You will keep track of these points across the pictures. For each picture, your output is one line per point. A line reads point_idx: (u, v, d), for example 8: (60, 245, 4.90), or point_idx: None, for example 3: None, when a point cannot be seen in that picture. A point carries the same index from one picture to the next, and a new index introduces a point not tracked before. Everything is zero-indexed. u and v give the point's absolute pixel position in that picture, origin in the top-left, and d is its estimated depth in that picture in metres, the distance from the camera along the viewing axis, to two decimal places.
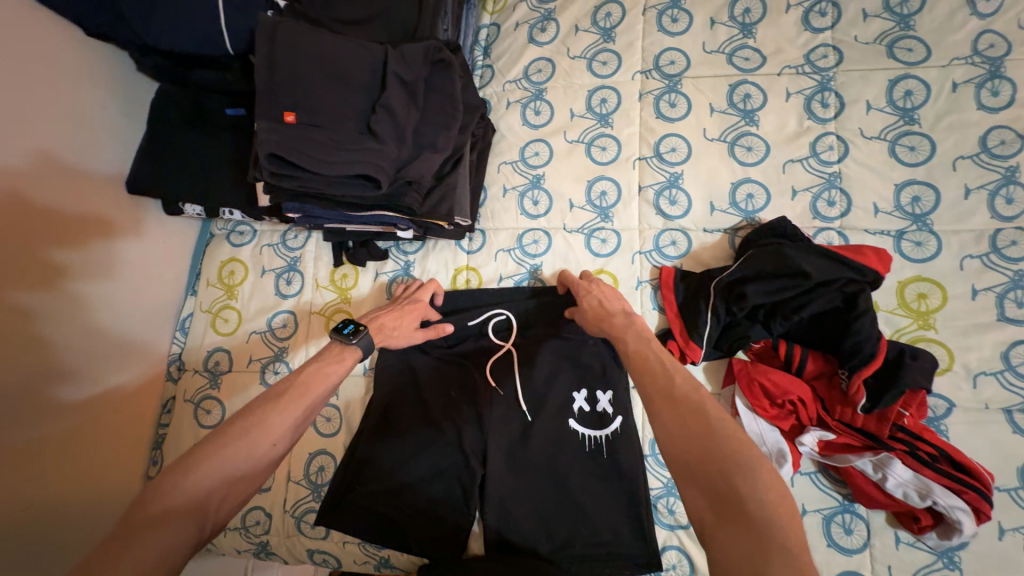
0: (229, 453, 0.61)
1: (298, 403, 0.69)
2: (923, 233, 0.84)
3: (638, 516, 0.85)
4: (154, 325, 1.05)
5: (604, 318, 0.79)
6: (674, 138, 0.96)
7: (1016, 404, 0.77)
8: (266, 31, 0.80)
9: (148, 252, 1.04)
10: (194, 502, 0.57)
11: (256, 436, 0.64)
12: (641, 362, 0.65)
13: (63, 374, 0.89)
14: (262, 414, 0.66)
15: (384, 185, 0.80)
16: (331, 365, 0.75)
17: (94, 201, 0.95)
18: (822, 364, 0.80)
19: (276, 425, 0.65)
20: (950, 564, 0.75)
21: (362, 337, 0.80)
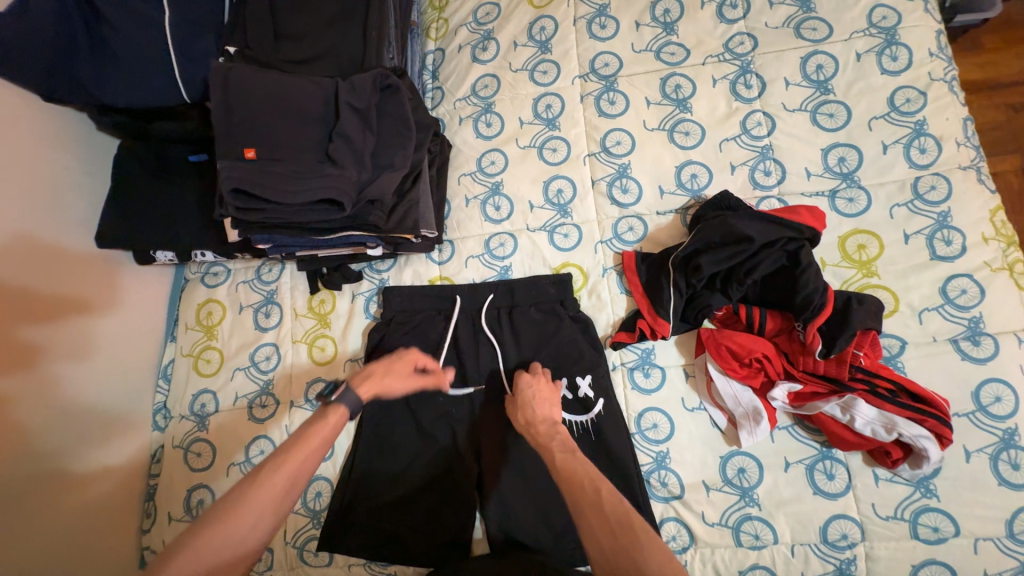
0: (207, 540, 0.61)
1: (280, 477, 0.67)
2: (854, 189, 0.91)
3: (633, 493, 0.87)
4: (135, 378, 1.05)
5: (531, 420, 0.81)
6: (617, 132, 1.02)
7: (961, 334, 0.83)
8: (219, 76, 0.84)
9: (119, 306, 1.04)
10: None
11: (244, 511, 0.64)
12: (571, 470, 0.68)
13: (37, 446, 0.87)
14: (239, 495, 0.65)
15: (347, 207, 0.84)
16: (315, 426, 0.73)
17: (62, 270, 0.95)
18: (780, 321, 0.85)
19: (265, 497, 0.65)
20: (927, 492, 0.79)
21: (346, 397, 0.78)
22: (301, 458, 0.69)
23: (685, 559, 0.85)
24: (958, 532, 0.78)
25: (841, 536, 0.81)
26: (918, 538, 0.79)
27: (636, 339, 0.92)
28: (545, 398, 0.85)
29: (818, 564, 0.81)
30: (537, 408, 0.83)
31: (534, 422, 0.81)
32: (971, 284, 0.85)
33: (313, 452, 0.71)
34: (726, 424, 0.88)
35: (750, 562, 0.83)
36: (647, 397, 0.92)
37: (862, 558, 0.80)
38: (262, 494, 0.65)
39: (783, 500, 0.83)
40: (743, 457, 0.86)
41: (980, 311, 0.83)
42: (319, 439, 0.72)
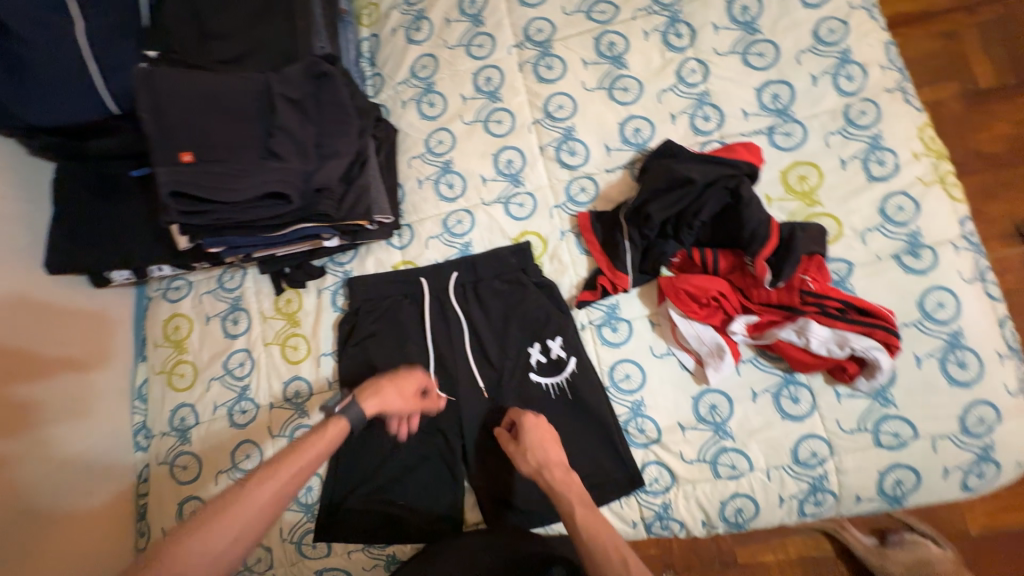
0: (201, 537, 0.63)
1: (278, 479, 0.69)
2: (790, 124, 0.94)
3: (614, 441, 0.89)
4: (112, 409, 1.04)
5: (546, 465, 0.80)
6: (559, 96, 1.03)
7: (902, 249, 0.87)
8: (142, 80, 0.81)
9: (83, 339, 1.02)
10: None
11: (224, 525, 0.65)
12: (595, 534, 0.71)
13: (25, 494, 0.87)
14: (234, 497, 0.67)
15: (294, 199, 0.83)
16: (309, 443, 0.74)
17: (33, 315, 0.95)
18: (732, 258, 0.87)
19: (244, 519, 0.66)
20: (885, 402, 0.83)
21: (350, 411, 0.78)
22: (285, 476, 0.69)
23: (669, 497, 0.89)
24: (917, 434, 0.82)
25: (811, 454, 0.84)
26: (882, 446, 0.83)
27: (599, 296, 0.94)
28: (545, 435, 0.83)
29: (793, 484, 0.85)
30: (542, 450, 0.81)
31: (544, 465, 0.80)
32: (907, 201, 0.88)
33: (305, 457, 0.72)
34: (695, 365, 0.91)
35: (730, 492, 0.86)
36: (617, 350, 0.94)
37: (832, 472, 0.84)
38: (244, 506, 0.66)
39: (754, 428, 0.87)
40: (714, 394, 0.89)
41: (916, 225, 0.87)
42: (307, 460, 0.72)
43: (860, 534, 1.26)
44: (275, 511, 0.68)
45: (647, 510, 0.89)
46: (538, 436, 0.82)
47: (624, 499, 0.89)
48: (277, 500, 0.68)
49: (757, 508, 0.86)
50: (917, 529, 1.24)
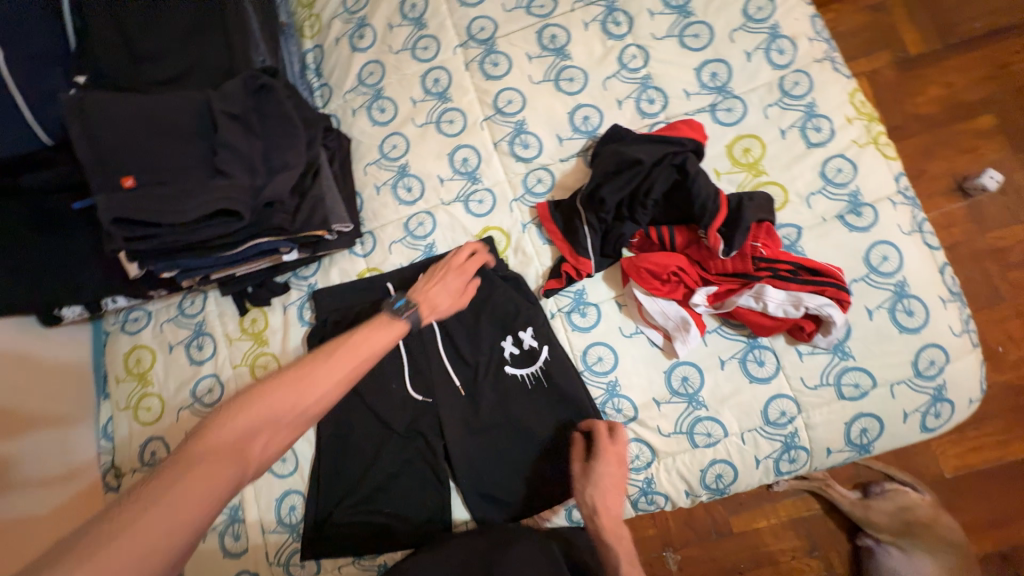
0: (285, 391, 0.71)
1: (349, 357, 0.76)
2: (730, 100, 0.98)
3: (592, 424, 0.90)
4: (77, 456, 0.99)
5: (602, 512, 0.81)
6: (507, 91, 1.04)
7: (845, 209, 0.91)
8: (73, 107, 0.79)
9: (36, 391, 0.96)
10: (245, 439, 0.66)
11: (303, 389, 0.72)
12: None
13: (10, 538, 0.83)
14: (312, 365, 0.74)
15: (246, 214, 0.81)
16: (375, 331, 0.81)
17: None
18: (687, 233, 0.90)
19: (318, 388, 0.73)
20: (844, 355, 0.87)
21: (411, 314, 0.84)
22: (359, 358, 0.77)
23: (651, 472, 0.90)
24: (876, 383, 0.86)
25: (780, 414, 0.87)
26: (845, 397, 0.87)
27: (565, 283, 0.96)
28: (612, 483, 0.83)
29: (766, 444, 0.88)
30: (605, 495, 0.82)
31: (600, 511, 0.81)
32: (845, 163, 0.93)
33: (372, 342, 0.79)
34: (663, 340, 0.93)
35: (709, 459, 0.89)
36: (588, 335, 0.96)
37: (802, 428, 0.87)
38: (321, 375, 0.73)
39: (725, 395, 0.89)
40: (684, 367, 0.91)
41: (856, 185, 0.92)
42: (372, 346, 0.78)
43: (844, 489, 1.31)
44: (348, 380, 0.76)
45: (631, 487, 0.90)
46: (607, 480, 0.83)
47: None
48: (348, 373, 0.75)
49: (735, 472, 0.89)
50: (896, 478, 1.30)
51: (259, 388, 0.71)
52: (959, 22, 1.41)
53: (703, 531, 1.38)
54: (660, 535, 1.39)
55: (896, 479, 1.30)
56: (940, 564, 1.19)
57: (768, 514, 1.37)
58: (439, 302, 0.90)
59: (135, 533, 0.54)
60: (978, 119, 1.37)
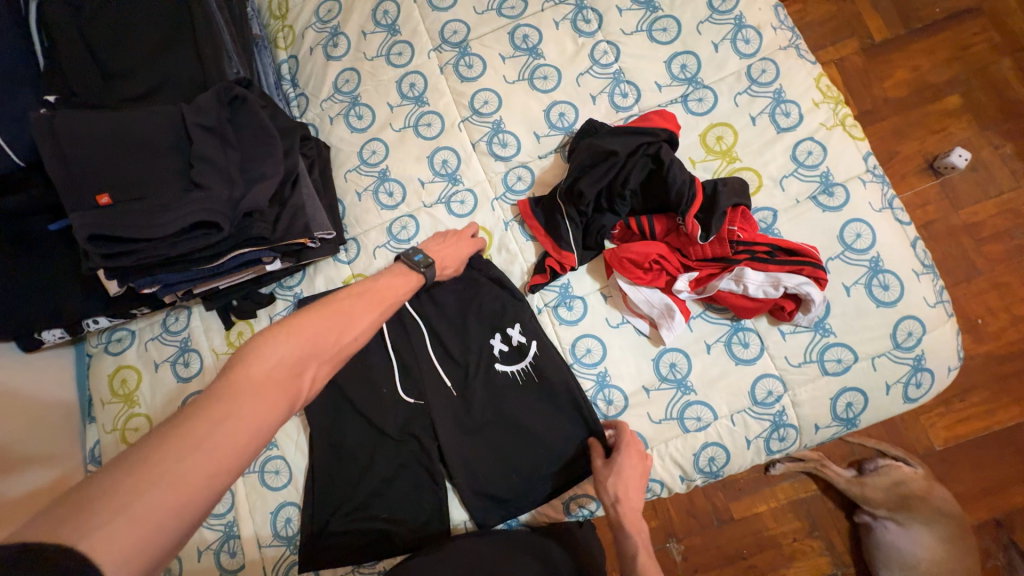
0: (321, 327, 0.63)
1: (379, 300, 0.72)
2: (700, 90, 1.00)
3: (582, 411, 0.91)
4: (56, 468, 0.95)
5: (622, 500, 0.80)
6: (483, 92, 1.06)
7: (817, 190, 0.94)
8: (43, 126, 0.78)
9: (20, 425, 0.93)
10: (285, 377, 0.57)
11: (345, 324, 0.66)
12: None
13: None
14: (345, 302, 0.68)
15: (224, 226, 0.81)
16: (394, 279, 0.77)
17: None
18: (666, 221, 0.91)
19: (359, 324, 0.67)
20: (825, 332, 0.89)
21: (430, 268, 0.83)
22: (393, 301, 0.74)
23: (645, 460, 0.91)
24: (857, 357, 0.88)
25: (767, 393, 0.89)
26: (828, 373, 0.89)
27: (550, 278, 0.96)
28: (634, 475, 0.82)
29: (756, 424, 0.89)
30: (628, 484, 0.81)
31: (623, 501, 0.79)
32: (815, 145, 0.95)
33: (398, 288, 0.76)
34: (650, 328, 0.94)
35: (701, 443, 0.90)
36: (575, 328, 0.97)
37: (789, 406, 0.89)
38: (360, 311, 0.68)
39: (712, 378, 0.91)
40: (671, 353, 0.92)
41: (826, 166, 0.94)
42: (396, 291, 0.75)
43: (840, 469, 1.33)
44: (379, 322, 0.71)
45: None
46: (626, 468, 0.82)
47: None
48: (380, 317, 0.70)
49: (727, 454, 0.90)
50: (888, 455, 1.32)
51: (297, 317, 0.62)
52: (920, 8, 1.46)
53: (705, 520, 1.39)
54: (663, 526, 1.40)
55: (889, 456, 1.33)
56: (936, 534, 1.21)
57: (768, 498, 1.39)
58: (448, 264, 0.90)
59: (179, 470, 0.46)
60: (943, 100, 1.41)
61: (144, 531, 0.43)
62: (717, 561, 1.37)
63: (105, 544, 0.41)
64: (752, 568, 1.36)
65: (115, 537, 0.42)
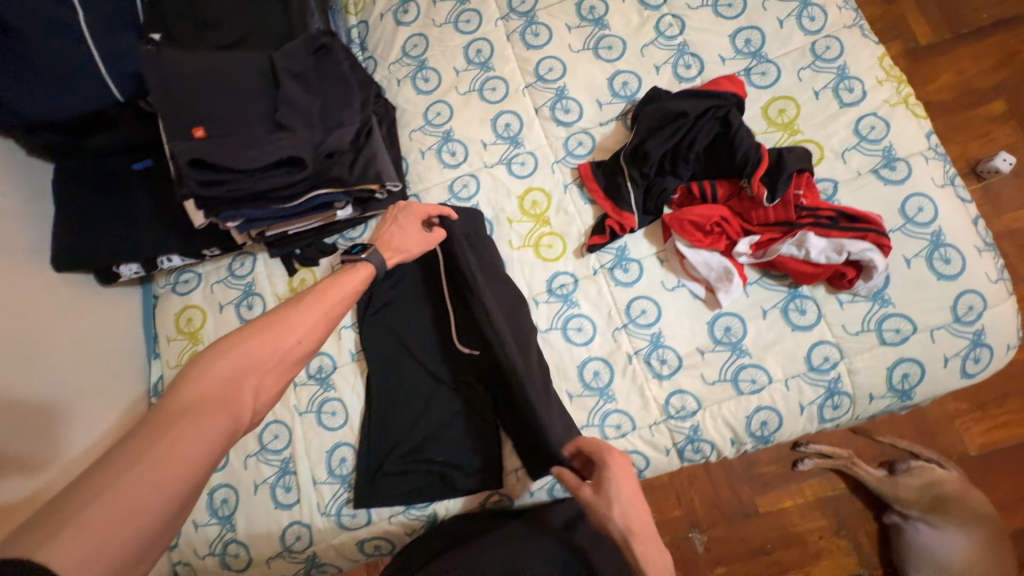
0: (258, 341, 0.64)
1: (320, 306, 0.73)
2: (763, 64, 1.02)
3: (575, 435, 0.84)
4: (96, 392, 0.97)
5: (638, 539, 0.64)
6: (548, 60, 1.09)
7: (879, 163, 0.95)
8: (150, 59, 0.82)
9: (70, 344, 0.96)
10: (226, 394, 0.57)
11: (280, 332, 0.67)
12: None
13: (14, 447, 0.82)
14: (283, 313, 0.69)
15: (308, 163, 0.85)
16: (343, 277, 0.80)
17: (39, 286, 0.94)
18: (728, 185, 0.93)
19: (297, 331, 0.69)
20: (884, 302, 0.90)
21: (373, 255, 0.84)
22: (332, 301, 0.75)
23: (698, 420, 0.92)
24: (917, 327, 0.88)
25: (823, 359, 0.90)
26: (886, 343, 0.89)
27: (608, 239, 0.99)
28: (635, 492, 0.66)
29: (810, 389, 0.90)
30: (631, 505, 0.65)
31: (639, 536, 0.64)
32: (878, 121, 0.96)
33: (341, 293, 0.77)
34: (705, 293, 0.95)
35: (754, 406, 0.91)
36: (630, 289, 0.99)
37: (845, 373, 0.90)
38: (299, 321, 0.70)
39: (768, 342, 0.92)
40: (727, 318, 0.94)
41: (889, 140, 0.96)
42: (348, 289, 0.78)
43: (869, 467, 1.30)
44: (322, 331, 0.73)
45: (678, 434, 0.92)
46: (620, 486, 0.66)
47: (654, 426, 0.92)
48: (320, 326, 0.72)
49: (780, 418, 0.90)
50: (921, 456, 1.28)
51: (235, 342, 0.63)
52: (971, 13, 1.46)
53: (730, 511, 1.38)
54: (684, 515, 1.39)
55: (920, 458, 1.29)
56: (974, 541, 1.19)
57: (795, 493, 1.37)
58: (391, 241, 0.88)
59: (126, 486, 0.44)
60: (988, 105, 1.41)
61: (105, 532, 0.42)
62: (741, 555, 1.35)
63: (60, 552, 0.39)
64: (775, 564, 1.34)
65: (73, 543, 0.40)
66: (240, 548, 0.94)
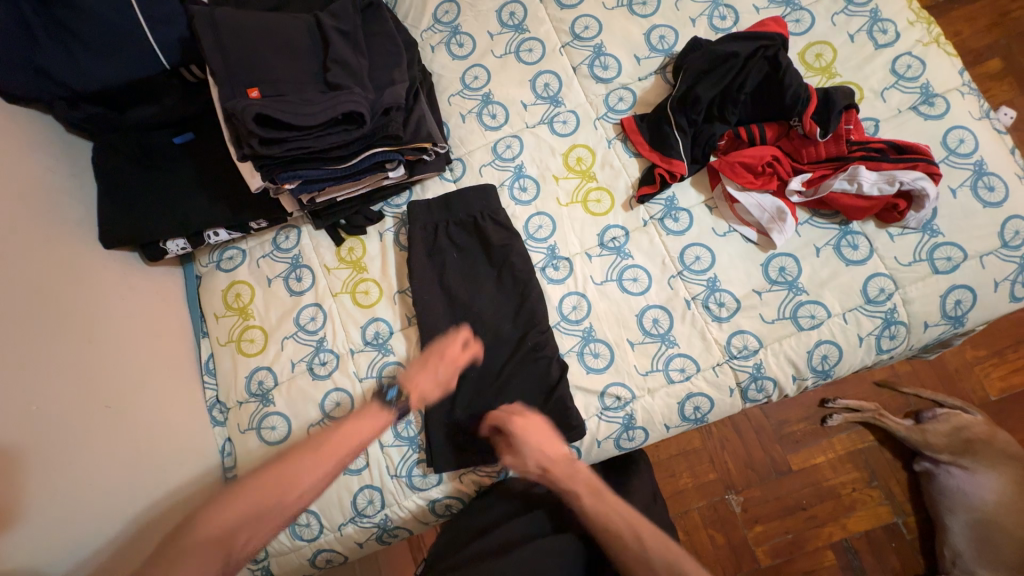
0: (269, 487, 0.79)
1: (332, 455, 0.84)
2: (798, 11, 1.04)
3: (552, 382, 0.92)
4: (150, 364, 0.95)
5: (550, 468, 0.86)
6: (584, 18, 1.10)
7: (918, 101, 0.97)
8: (205, 24, 0.83)
9: (119, 315, 0.93)
10: (224, 537, 0.74)
11: (289, 482, 0.80)
12: (606, 524, 0.78)
13: (75, 415, 0.79)
14: (297, 462, 0.82)
15: (366, 120, 0.85)
16: (361, 420, 0.88)
17: (85, 259, 0.92)
18: (777, 128, 0.98)
19: (307, 480, 0.81)
20: (933, 233, 0.92)
21: (401, 403, 0.92)
22: (344, 452, 0.85)
23: (760, 358, 0.93)
24: (967, 255, 0.91)
25: (879, 291, 0.92)
26: (938, 271, 0.91)
27: (658, 188, 1.00)
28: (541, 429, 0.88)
29: (868, 320, 0.92)
30: (535, 435, 0.87)
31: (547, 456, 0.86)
32: (914, 60, 0.99)
33: (346, 438, 0.85)
34: (758, 236, 0.97)
35: (815, 340, 0.92)
36: (682, 237, 0.99)
37: (901, 304, 0.92)
38: (308, 469, 0.82)
39: (824, 279, 0.93)
40: (782, 258, 0.95)
41: (926, 78, 0.98)
42: (356, 437, 0.86)
43: (895, 418, 1.25)
44: (331, 474, 0.84)
45: (741, 374, 0.93)
46: (533, 447, 0.86)
47: (717, 368, 0.94)
48: (328, 472, 0.83)
49: (840, 351, 0.92)
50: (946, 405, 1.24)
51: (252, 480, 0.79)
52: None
53: (763, 471, 1.31)
54: (719, 477, 1.32)
55: (945, 406, 1.25)
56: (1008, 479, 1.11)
57: (826, 449, 1.31)
58: (426, 392, 0.92)
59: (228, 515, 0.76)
60: (985, 64, 1.41)
61: None
62: (777, 513, 1.29)
63: None
64: (812, 519, 1.28)
65: None
66: (311, 518, 0.93)
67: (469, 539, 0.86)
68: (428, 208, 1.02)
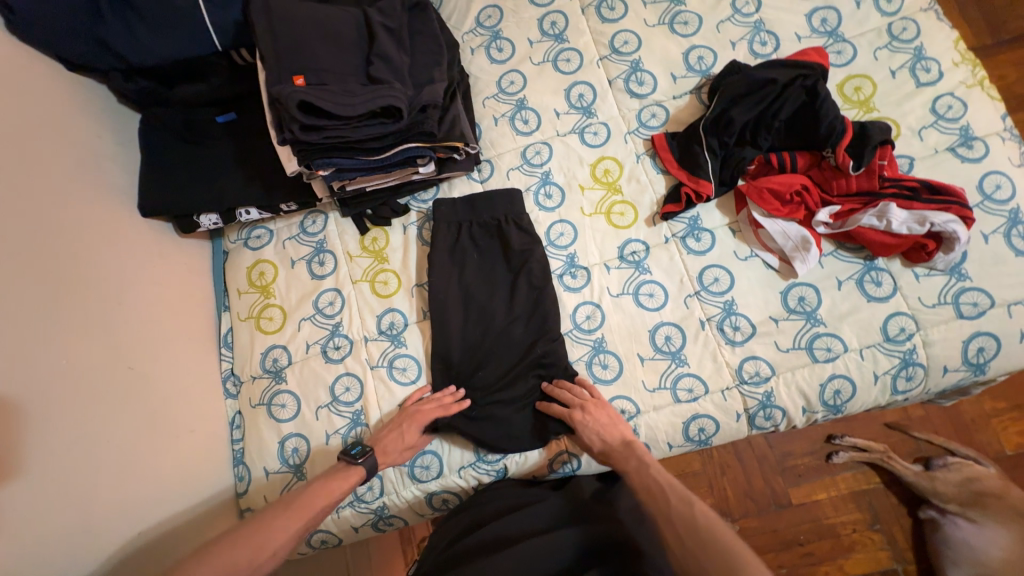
0: (244, 544, 0.70)
1: (301, 513, 0.77)
2: (840, 43, 1.04)
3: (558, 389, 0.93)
4: (172, 331, 0.97)
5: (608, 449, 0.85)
6: (623, 33, 1.11)
7: (956, 142, 0.96)
8: (261, 12, 0.86)
9: (148, 282, 0.96)
10: None
11: (260, 541, 0.71)
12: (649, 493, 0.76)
13: (99, 372, 0.82)
14: (265, 520, 0.74)
15: (404, 115, 0.88)
16: (334, 481, 0.83)
17: (122, 224, 0.95)
18: (808, 157, 0.98)
19: (279, 538, 0.73)
20: (961, 276, 0.91)
21: (368, 459, 0.86)
22: (316, 510, 0.79)
23: (772, 386, 0.93)
24: (994, 302, 0.89)
25: (899, 330, 0.91)
26: (962, 316, 0.90)
27: (683, 207, 1.00)
28: (604, 421, 0.87)
29: (885, 359, 0.90)
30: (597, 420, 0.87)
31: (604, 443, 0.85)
32: (955, 101, 0.98)
33: (318, 497, 0.80)
34: (779, 263, 0.96)
35: (828, 374, 0.91)
36: (703, 258, 0.99)
37: (920, 346, 0.90)
38: (276, 529, 0.73)
39: (844, 313, 0.92)
40: (803, 287, 0.95)
41: (966, 120, 0.97)
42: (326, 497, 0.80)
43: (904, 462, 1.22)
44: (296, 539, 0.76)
45: (750, 400, 0.92)
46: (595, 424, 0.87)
47: (727, 392, 0.93)
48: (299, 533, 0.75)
49: (854, 387, 0.91)
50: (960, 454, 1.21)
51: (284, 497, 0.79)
52: (1014, 20, 1.43)
53: (763, 501, 1.29)
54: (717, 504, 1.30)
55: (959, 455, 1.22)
56: None
57: (829, 486, 1.29)
58: (391, 449, 0.89)
59: (263, 518, 0.74)
60: None
61: None
62: (773, 545, 1.27)
63: None
64: (808, 556, 1.25)
65: None
66: None
67: (455, 537, 0.87)
68: (453, 206, 1.03)
